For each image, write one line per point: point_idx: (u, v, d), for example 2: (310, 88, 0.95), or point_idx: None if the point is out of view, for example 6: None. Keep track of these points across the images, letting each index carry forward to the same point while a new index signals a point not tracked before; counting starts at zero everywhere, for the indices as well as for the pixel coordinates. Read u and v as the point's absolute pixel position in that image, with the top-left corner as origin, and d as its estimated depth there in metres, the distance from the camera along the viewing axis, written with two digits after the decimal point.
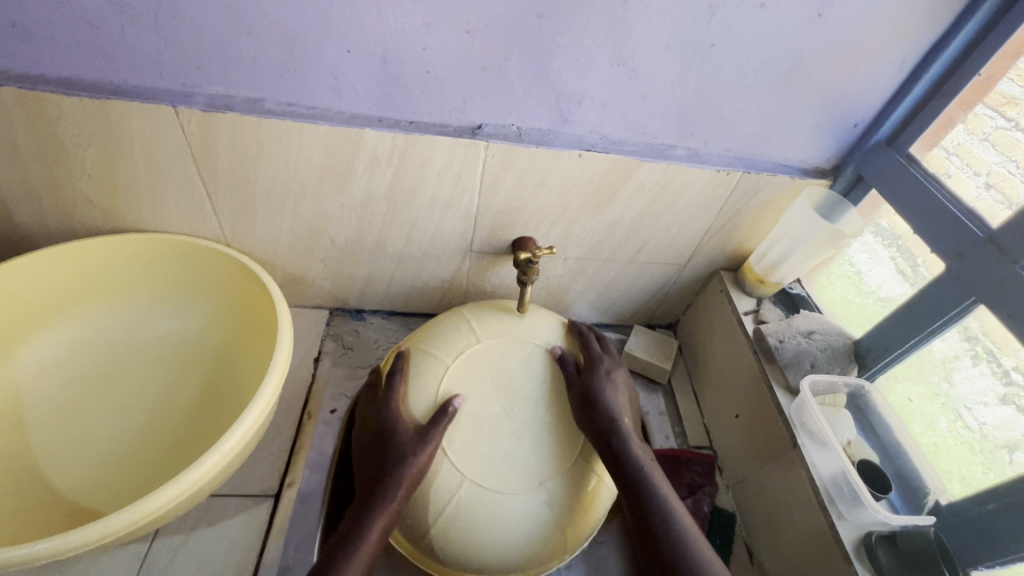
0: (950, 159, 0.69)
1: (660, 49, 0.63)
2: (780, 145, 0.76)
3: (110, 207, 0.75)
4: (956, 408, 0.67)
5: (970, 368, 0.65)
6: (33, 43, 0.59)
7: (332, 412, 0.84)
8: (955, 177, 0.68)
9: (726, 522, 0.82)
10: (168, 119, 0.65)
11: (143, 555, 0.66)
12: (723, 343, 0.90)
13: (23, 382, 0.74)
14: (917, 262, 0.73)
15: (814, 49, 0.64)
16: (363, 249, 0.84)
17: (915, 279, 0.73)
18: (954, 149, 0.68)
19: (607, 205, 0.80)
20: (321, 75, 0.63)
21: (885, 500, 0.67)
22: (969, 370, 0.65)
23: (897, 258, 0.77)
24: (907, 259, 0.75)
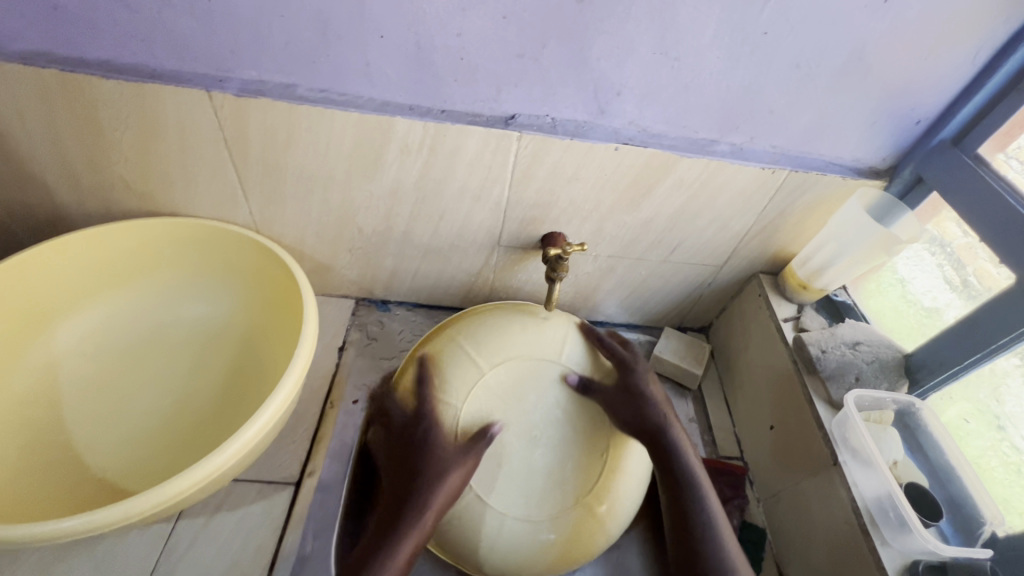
0: (1011, 163, 0.64)
1: (707, 38, 0.59)
2: (832, 143, 0.71)
3: (145, 191, 0.75)
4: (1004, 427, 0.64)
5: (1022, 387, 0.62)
6: (74, 26, 0.59)
7: (355, 403, 0.83)
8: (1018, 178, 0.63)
9: (757, 538, 0.78)
10: (201, 103, 0.65)
11: (166, 535, 0.67)
12: (759, 350, 0.86)
13: (59, 358, 0.76)
14: (967, 273, 0.71)
15: (877, 38, 0.59)
16: (391, 240, 0.83)
17: (965, 293, 0.71)
18: (1016, 153, 0.64)
19: (643, 202, 0.76)
20: (353, 60, 0.62)
21: (934, 528, 0.62)
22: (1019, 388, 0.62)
23: (945, 267, 0.75)
24: (956, 266, 0.73)
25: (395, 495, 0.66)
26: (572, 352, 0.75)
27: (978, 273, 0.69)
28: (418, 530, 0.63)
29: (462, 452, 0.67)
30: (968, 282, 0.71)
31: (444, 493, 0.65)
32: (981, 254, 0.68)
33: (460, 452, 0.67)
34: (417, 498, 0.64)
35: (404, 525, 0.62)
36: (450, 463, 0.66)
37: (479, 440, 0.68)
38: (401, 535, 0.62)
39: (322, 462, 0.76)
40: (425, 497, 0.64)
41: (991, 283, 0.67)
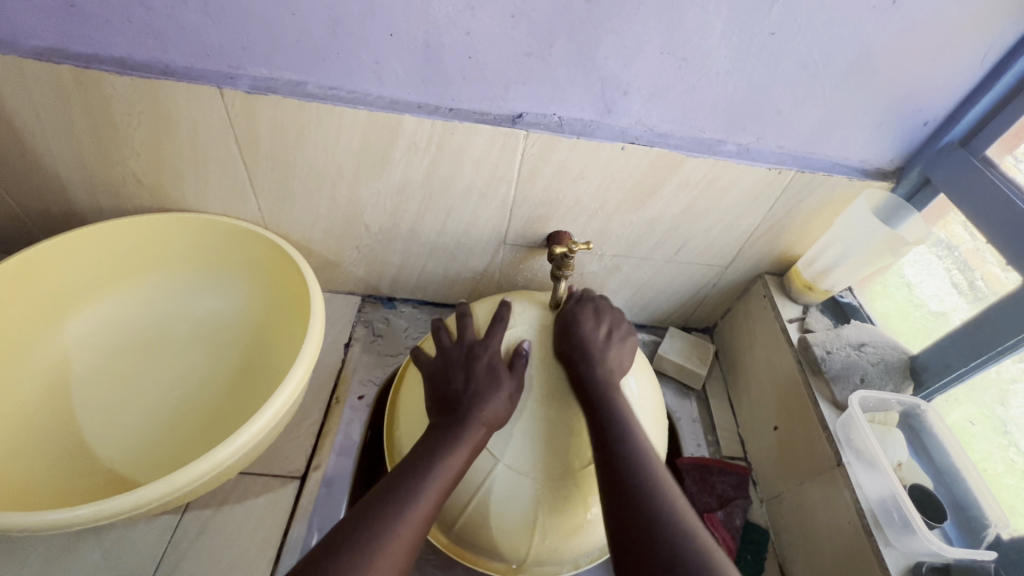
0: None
1: (715, 37, 0.59)
2: (838, 143, 0.71)
3: (156, 186, 0.76)
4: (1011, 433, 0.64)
5: None
6: (90, 23, 0.60)
7: (360, 399, 0.84)
8: None
9: (759, 538, 0.78)
10: (213, 100, 0.65)
11: (174, 526, 0.67)
12: (764, 351, 0.86)
13: (70, 351, 0.77)
14: (975, 277, 0.71)
15: (885, 39, 0.59)
16: (398, 237, 0.84)
17: (972, 296, 0.71)
18: None
19: (649, 201, 0.77)
20: (363, 58, 0.62)
21: (938, 529, 0.62)
22: None
23: (951, 270, 0.75)
24: (962, 270, 0.73)
25: (439, 422, 0.62)
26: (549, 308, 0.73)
27: (988, 277, 0.69)
28: (465, 451, 0.59)
29: (508, 376, 0.64)
30: (975, 285, 0.71)
31: (489, 413, 0.61)
32: (990, 257, 0.68)
33: (506, 374, 0.64)
34: (444, 447, 0.59)
35: (444, 453, 0.58)
36: (480, 406, 0.61)
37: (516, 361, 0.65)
38: (441, 460, 0.58)
39: (328, 456, 0.77)
40: (472, 421, 0.60)
41: (999, 287, 0.68)
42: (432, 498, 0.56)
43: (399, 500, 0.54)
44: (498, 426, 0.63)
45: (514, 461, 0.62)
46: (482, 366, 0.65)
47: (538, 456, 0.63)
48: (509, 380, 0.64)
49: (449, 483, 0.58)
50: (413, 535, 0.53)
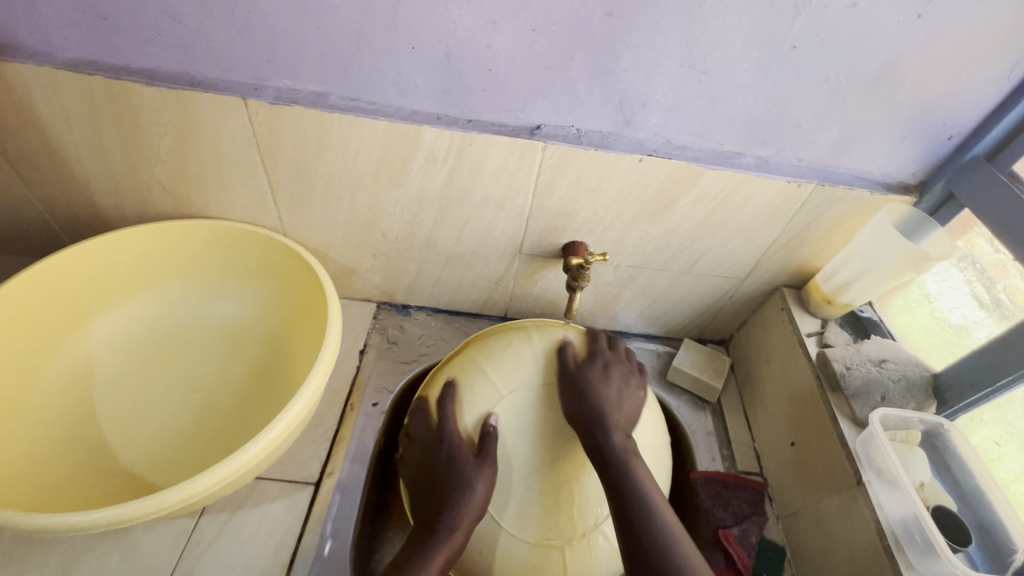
0: None
1: (736, 51, 0.59)
2: (860, 157, 0.70)
3: (180, 194, 0.78)
4: None
5: None
6: (121, 35, 0.62)
7: (374, 406, 0.84)
8: None
9: (775, 556, 0.77)
10: (237, 110, 0.67)
11: (190, 530, 0.68)
12: (781, 365, 0.85)
13: (93, 354, 0.79)
14: (997, 289, 0.71)
15: (909, 53, 0.59)
16: (414, 245, 0.84)
17: (996, 309, 0.72)
18: None
19: (666, 213, 0.76)
20: (385, 71, 0.63)
21: (961, 553, 0.61)
22: None
23: (974, 284, 0.75)
24: (983, 282, 0.74)
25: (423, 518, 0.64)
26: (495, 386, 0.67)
27: (1011, 292, 0.69)
28: (441, 558, 0.61)
29: (472, 460, 0.63)
30: (1000, 300, 0.71)
31: (466, 510, 0.62)
32: (1012, 270, 0.68)
33: (469, 460, 0.63)
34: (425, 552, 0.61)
35: (426, 555, 0.61)
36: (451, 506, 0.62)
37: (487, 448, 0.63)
38: (427, 556, 0.61)
39: (341, 463, 0.77)
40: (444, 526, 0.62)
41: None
42: None
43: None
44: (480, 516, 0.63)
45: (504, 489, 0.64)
46: (442, 460, 0.64)
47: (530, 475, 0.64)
48: (477, 466, 0.62)
49: (439, 570, 0.61)
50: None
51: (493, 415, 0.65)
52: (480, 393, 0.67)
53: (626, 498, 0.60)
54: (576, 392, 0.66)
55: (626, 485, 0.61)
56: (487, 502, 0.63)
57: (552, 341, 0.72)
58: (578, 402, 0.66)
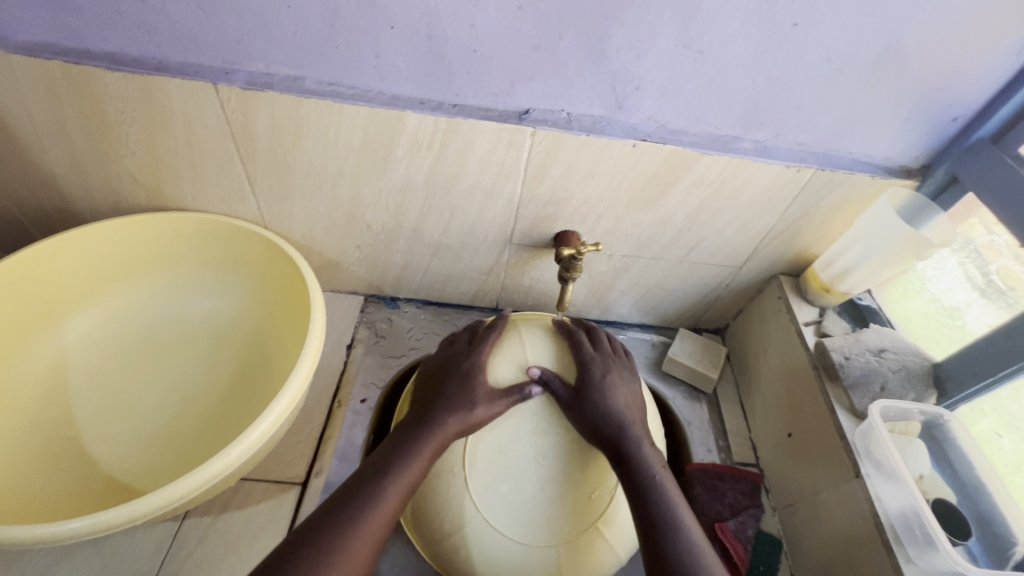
0: None
1: (734, 29, 0.56)
2: (861, 140, 0.67)
3: (152, 185, 0.74)
4: None
5: None
6: (79, 17, 0.58)
7: (363, 402, 0.82)
8: None
9: (771, 548, 0.76)
10: (208, 97, 0.63)
11: (173, 534, 0.66)
12: (778, 355, 0.83)
13: (68, 354, 0.76)
14: (989, 270, 0.72)
15: (914, 31, 0.56)
16: (400, 237, 0.81)
17: (989, 290, 0.72)
18: None
19: (660, 200, 0.74)
20: (363, 53, 0.60)
21: (962, 546, 0.59)
22: None
23: (966, 263, 0.75)
24: (976, 263, 0.74)
25: (406, 428, 0.61)
26: (538, 340, 0.68)
27: (1004, 273, 0.70)
28: (423, 456, 0.59)
29: (490, 393, 0.63)
30: (997, 285, 0.71)
31: (458, 422, 0.60)
32: (1005, 251, 0.69)
33: (489, 391, 0.63)
34: (398, 456, 0.58)
35: (403, 462, 0.57)
36: (444, 419, 0.60)
37: (526, 391, 0.63)
38: (399, 467, 0.57)
39: (329, 461, 0.75)
40: (436, 424, 0.60)
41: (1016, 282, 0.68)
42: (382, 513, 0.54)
43: (355, 505, 0.54)
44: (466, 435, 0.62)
45: (489, 484, 0.61)
46: (460, 374, 0.64)
47: (518, 469, 0.61)
48: (491, 398, 0.62)
49: (404, 492, 0.57)
50: (376, 534, 0.54)
51: (538, 368, 0.65)
52: (522, 335, 0.69)
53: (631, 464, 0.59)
54: (588, 389, 0.63)
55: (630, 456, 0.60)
56: (481, 426, 0.62)
57: (516, 327, 0.70)
58: (577, 398, 0.63)
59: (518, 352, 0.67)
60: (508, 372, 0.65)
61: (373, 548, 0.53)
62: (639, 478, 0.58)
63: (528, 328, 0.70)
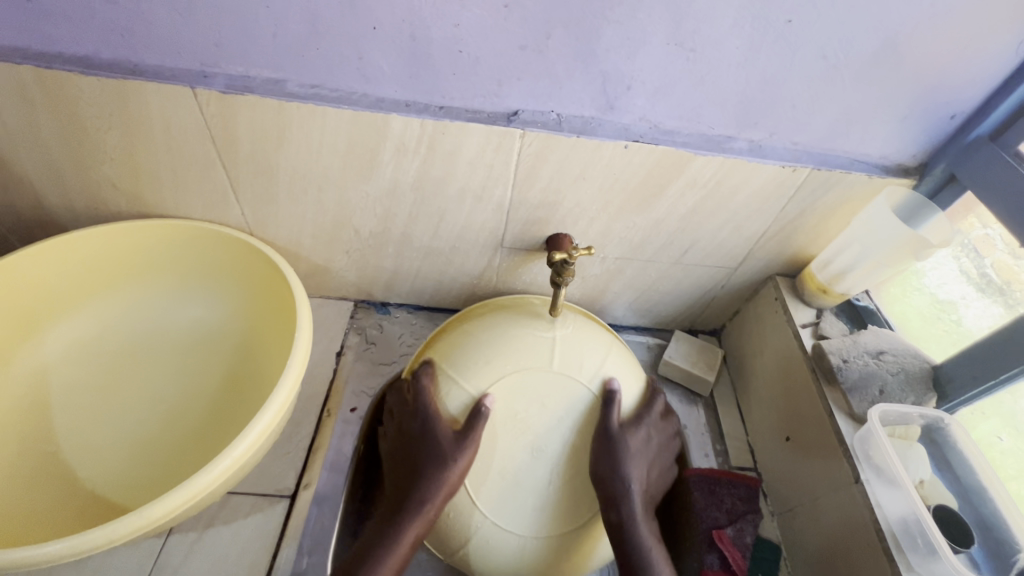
0: None
1: (726, 27, 0.54)
2: (858, 138, 0.66)
3: (133, 191, 0.72)
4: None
5: None
6: (50, 20, 0.56)
7: (353, 411, 0.80)
8: None
9: (770, 555, 0.74)
10: (187, 101, 0.61)
11: (157, 551, 0.65)
12: (775, 358, 0.81)
13: (48, 366, 0.74)
14: (984, 264, 0.71)
15: (910, 28, 0.54)
16: (389, 242, 0.80)
17: (982, 284, 0.71)
18: None
19: (653, 202, 0.72)
20: (345, 54, 0.58)
21: (964, 554, 0.58)
22: None
23: (961, 258, 0.74)
24: (972, 259, 0.73)
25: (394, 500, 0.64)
26: (475, 365, 0.66)
27: (998, 267, 0.69)
28: (410, 533, 0.61)
29: (453, 441, 0.62)
30: (990, 279, 0.70)
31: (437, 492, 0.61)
32: (999, 244, 0.68)
33: (450, 439, 0.62)
34: (388, 541, 0.61)
35: (397, 530, 0.61)
36: (425, 498, 0.61)
37: (479, 412, 0.62)
38: (388, 551, 0.61)
39: (318, 473, 0.73)
40: (418, 503, 0.61)
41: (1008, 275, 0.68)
42: None
43: None
44: (452, 493, 0.63)
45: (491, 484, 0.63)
46: (420, 433, 0.64)
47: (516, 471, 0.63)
48: (456, 446, 0.62)
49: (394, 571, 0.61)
50: None
51: (487, 394, 0.64)
52: (455, 369, 0.67)
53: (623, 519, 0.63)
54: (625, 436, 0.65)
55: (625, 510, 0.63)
56: (464, 477, 0.63)
57: (442, 363, 0.68)
58: (614, 441, 0.64)
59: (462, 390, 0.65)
60: (457, 412, 0.64)
61: None
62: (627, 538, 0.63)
63: (458, 357, 0.67)
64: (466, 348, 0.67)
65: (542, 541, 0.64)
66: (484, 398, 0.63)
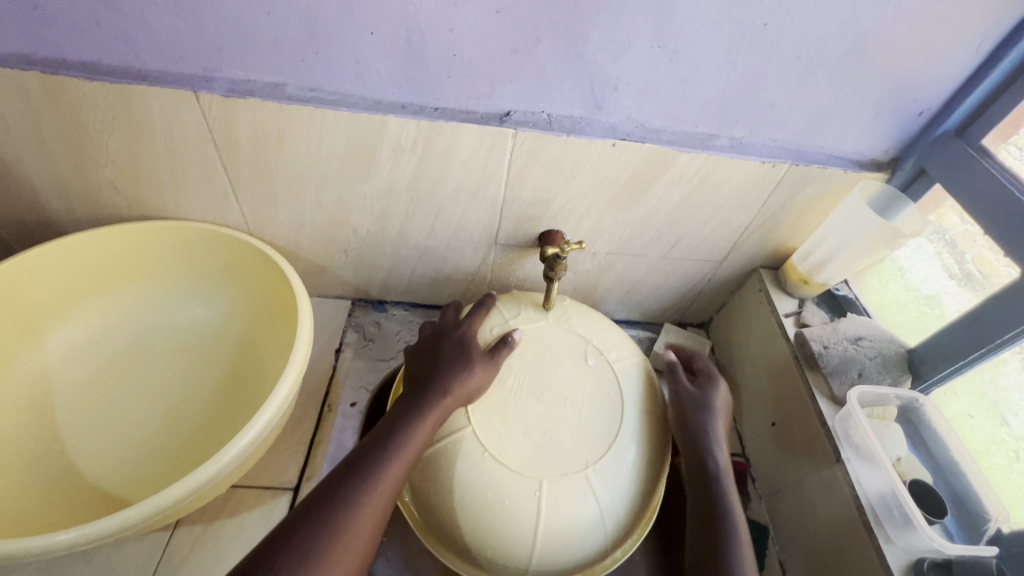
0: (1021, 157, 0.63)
1: (706, 30, 0.57)
2: (833, 135, 0.69)
3: (134, 193, 0.74)
4: (1003, 414, 0.64)
5: None
6: (55, 27, 0.57)
7: (352, 406, 0.82)
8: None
9: (758, 535, 0.77)
10: (189, 104, 0.63)
11: (164, 544, 0.66)
12: (761, 345, 0.85)
13: (51, 366, 0.75)
14: (965, 259, 0.72)
15: (878, 31, 0.58)
16: (386, 240, 0.82)
17: (964, 279, 0.72)
18: None
19: (641, 198, 0.75)
20: (343, 58, 0.60)
21: (939, 525, 0.61)
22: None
23: (943, 254, 0.75)
24: (952, 253, 0.74)
25: (412, 393, 0.65)
26: (521, 312, 0.75)
27: (978, 261, 0.69)
28: (426, 424, 0.62)
29: (482, 356, 0.67)
30: (971, 273, 0.71)
31: (456, 388, 0.64)
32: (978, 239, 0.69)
33: (479, 354, 0.68)
34: (402, 426, 0.61)
35: (410, 424, 0.61)
36: (443, 390, 0.64)
37: (510, 338, 0.69)
38: (402, 438, 0.60)
39: (320, 465, 0.75)
40: (437, 395, 0.63)
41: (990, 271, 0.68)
42: (385, 484, 0.57)
43: (361, 478, 0.56)
44: (464, 402, 0.66)
45: (500, 436, 0.65)
46: (452, 344, 0.69)
47: (522, 427, 0.66)
48: (484, 360, 0.67)
49: (407, 464, 0.59)
50: (381, 504, 0.56)
51: (519, 329, 0.72)
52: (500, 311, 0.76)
53: (700, 440, 0.71)
54: (701, 373, 0.78)
55: (700, 433, 0.71)
56: (476, 391, 0.66)
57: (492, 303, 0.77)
58: (700, 378, 0.77)
59: (502, 324, 0.74)
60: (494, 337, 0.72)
61: (378, 515, 0.56)
62: (704, 457, 0.69)
63: (505, 305, 0.77)
64: (515, 300, 0.77)
65: (549, 510, 0.63)
66: (516, 330, 0.71)
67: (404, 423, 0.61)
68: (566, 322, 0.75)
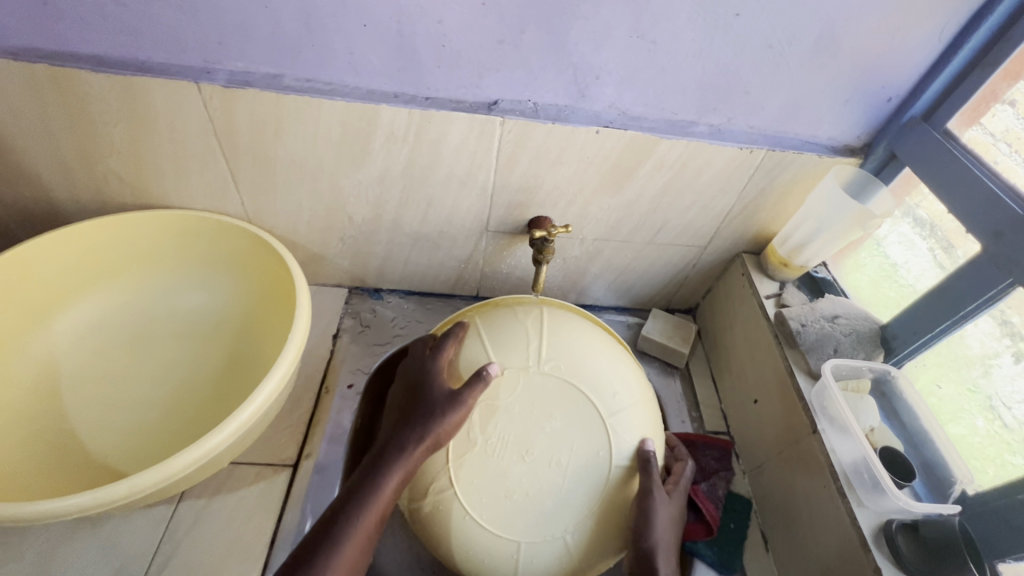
0: (998, 146, 0.64)
1: (682, 19, 0.60)
2: (808, 121, 0.73)
3: (137, 183, 0.77)
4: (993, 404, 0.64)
5: (1012, 365, 0.62)
6: (64, 21, 0.60)
7: (349, 387, 0.85)
8: (1003, 165, 0.63)
9: (741, 508, 0.80)
10: (190, 94, 0.66)
11: (168, 518, 0.69)
12: (743, 328, 0.88)
13: (57, 349, 0.78)
14: (956, 252, 0.70)
15: (844, 21, 0.61)
16: (381, 228, 0.85)
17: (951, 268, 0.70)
18: (1002, 136, 0.64)
19: (626, 183, 0.78)
20: (337, 49, 0.63)
21: (908, 488, 0.65)
22: (1010, 368, 0.62)
23: (935, 250, 0.73)
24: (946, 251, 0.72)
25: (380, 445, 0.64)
26: (506, 350, 0.67)
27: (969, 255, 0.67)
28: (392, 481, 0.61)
29: (449, 397, 0.63)
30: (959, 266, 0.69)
31: (423, 437, 0.62)
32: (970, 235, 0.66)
33: (447, 395, 0.63)
34: (370, 484, 0.61)
35: (375, 482, 0.60)
36: (409, 441, 0.62)
37: (483, 372, 0.63)
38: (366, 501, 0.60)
39: (318, 444, 0.78)
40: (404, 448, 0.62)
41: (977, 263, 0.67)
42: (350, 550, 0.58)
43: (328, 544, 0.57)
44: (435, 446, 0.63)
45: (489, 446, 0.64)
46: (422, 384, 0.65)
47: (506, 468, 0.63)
48: (450, 403, 0.62)
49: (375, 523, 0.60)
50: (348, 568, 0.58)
51: (494, 362, 0.65)
52: (479, 344, 0.68)
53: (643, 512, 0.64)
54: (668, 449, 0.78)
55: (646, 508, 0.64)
56: (444, 436, 0.62)
57: (472, 331, 0.70)
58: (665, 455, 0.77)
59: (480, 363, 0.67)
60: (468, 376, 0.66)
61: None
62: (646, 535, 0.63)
63: (485, 338, 0.68)
64: (499, 329, 0.69)
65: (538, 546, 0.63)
66: (489, 363, 0.64)
67: (371, 482, 0.60)
68: (551, 363, 0.66)
